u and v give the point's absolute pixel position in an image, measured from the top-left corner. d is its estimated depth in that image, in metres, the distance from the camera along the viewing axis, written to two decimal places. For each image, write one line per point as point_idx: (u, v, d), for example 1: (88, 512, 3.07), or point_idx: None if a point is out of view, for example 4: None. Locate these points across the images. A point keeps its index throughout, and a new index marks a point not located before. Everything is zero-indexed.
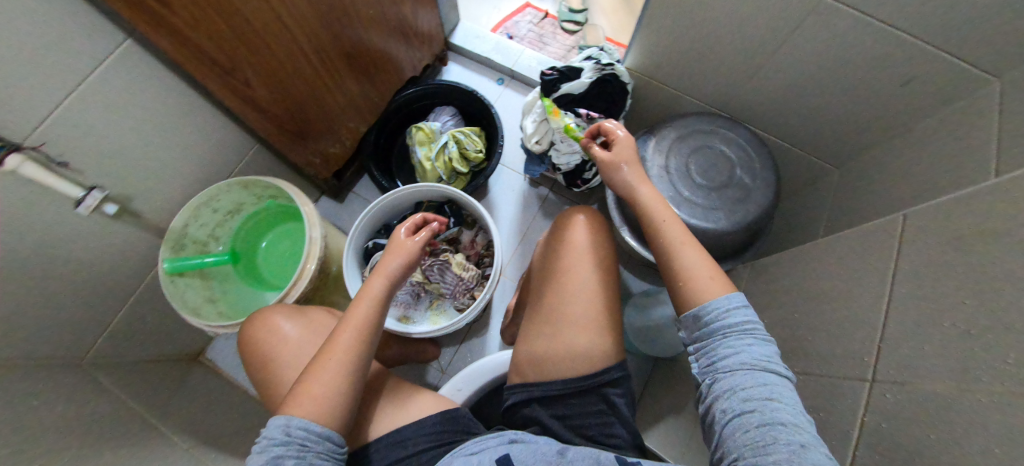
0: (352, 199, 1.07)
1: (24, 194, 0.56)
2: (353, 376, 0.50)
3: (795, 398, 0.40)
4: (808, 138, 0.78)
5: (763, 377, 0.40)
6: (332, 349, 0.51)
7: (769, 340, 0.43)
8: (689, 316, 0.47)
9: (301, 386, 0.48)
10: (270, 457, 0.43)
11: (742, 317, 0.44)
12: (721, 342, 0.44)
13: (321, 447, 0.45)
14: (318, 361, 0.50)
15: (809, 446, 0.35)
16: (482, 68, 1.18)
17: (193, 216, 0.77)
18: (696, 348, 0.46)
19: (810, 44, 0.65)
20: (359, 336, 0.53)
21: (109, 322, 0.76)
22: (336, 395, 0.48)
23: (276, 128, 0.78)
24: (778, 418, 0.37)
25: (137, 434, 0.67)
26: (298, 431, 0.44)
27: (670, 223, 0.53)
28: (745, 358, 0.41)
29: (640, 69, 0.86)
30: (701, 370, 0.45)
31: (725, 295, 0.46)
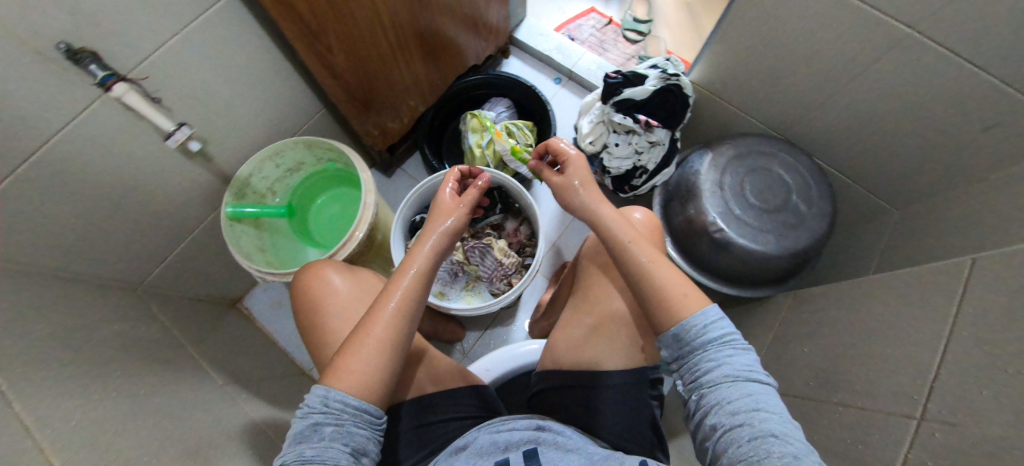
0: (399, 175, 1.13)
1: (118, 121, 0.60)
2: (391, 356, 0.49)
3: (781, 405, 0.40)
4: (869, 174, 0.76)
5: (747, 388, 0.40)
6: (370, 328, 0.50)
7: (748, 348, 0.44)
8: (665, 335, 0.47)
9: (339, 360, 0.48)
10: (310, 423, 0.44)
11: (719, 329, 0.44)
12: (701, 356, 0.44)
13: (358, 416, 0.46)
14: (355, 337, 0.49)
15: (802, 456, 0.35)
16: (541, 65, 1.20)
17: (258, 168, 0.81)
18: (678, 365, 0.46)
19: (887, 77, 0.64)
20: (397, 318, 0.51)
21: (166, 256, 0.80)
22: (372, 373, 0.48)
23: (346, 96, 0.81)
24: (768, 430, 0.37)
25: (177, 363, 0.70)
26: (335, 401, 0.45)
27: (634, 243, 0.52)
28: (728, 372, 0.42)
29: (704, 83, 0.86)
30: (686, 386, 0.45)
31: (698, 310, 0.46)
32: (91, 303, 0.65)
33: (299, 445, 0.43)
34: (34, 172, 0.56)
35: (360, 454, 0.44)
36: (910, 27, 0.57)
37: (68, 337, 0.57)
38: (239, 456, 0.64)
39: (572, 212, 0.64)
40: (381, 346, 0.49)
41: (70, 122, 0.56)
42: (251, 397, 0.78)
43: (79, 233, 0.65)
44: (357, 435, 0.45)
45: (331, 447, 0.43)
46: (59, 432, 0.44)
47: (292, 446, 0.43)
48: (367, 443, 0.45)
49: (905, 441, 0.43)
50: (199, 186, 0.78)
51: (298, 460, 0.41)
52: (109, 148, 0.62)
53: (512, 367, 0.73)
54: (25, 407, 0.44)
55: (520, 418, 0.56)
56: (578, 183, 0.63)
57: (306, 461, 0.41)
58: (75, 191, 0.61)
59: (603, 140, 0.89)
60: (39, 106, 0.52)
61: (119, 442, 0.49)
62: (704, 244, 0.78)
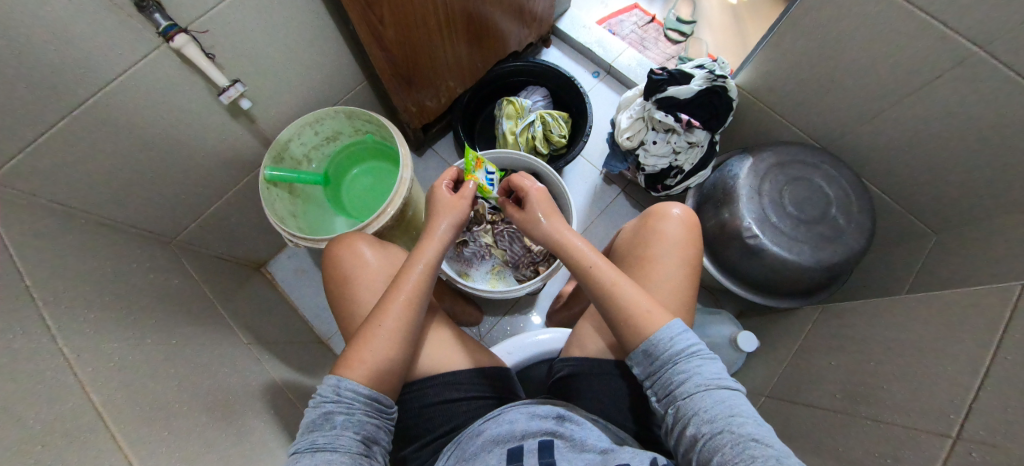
0: (430, 155, 1.14)
1: (170, 73, 0.61)
2: (401, 346, 0.51)
3: (752, 410, 0.42)
4: (911, 193, 0.75)
5: (719, 395, 0.42)
6: (380, 320, 0.51)
7: (714, 359, 0.46)
8: (637, 352, 0.49)
9: (352, 349, 0.50)
10: (322, 411, 0.45)
11: (685, 341, 0.47)
12: (671, 369, 0.46)
13: (368, 406, 0.47)
14: (367, 329, 0.51)
15: (781, 458, 0.36)
16: (580, 58, 1.20)
17: (298, 133, 0.82)
18: (651, 381, 0.48)
19: (943, 95, 0.62)
20: (407, 311, 0.53)
21: (202, 214, 0.81)
22: (382, 363, 0.50)
23: (390, 69, 0.81)
24: (746, 435, 0.38)
25: (206, 317, 0.71)
26: (347, 391, 0.47)
27: (598, 268, 0.54)
28: (699, 381, 0.44)
29: (749, 87, 0.85)
30: (661, 399, 0.46)
31: (664, 326, 0.48)
32: (128, 251, 0.66)
33: (311, 433, 0.44)
34: (87, 117, 0.57)
35: (371, 443, 0.46)
36: (975, 45, 0.55)
37: (108, 281, 0.58)
38: (262, 414, 0.65)
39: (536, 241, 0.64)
40: (390, 338, 0.51)
41: (126, 71, 0.56)
42: (272, 358, 0.79)
43: (121, 181, 0.66)
44: (368, 424, 0.46)
45: (342, 435, 0.44)
46: (100, 371, 0.45)
47: (304, 434, 0.44)
48: (377, 432, 0.47)
49: (937, 458, 0.42)
50: (239, 147, 0.79)
51: (311, 447, 0.43)
52: (159, 101, 0.62)
53: (534, 352, 0.73)
54: (70, 344, 0.45)
55: (542, 405, 0.55)
56: (540, 216, 0.62)
57: (320, 448, 0.43)
58: (123, 140, 0.62)
59: (640, 137, 0.89)
60: (98, 52, 0.53)
61: (153, 387, 0.50)
62: (735, 249, 0.78)
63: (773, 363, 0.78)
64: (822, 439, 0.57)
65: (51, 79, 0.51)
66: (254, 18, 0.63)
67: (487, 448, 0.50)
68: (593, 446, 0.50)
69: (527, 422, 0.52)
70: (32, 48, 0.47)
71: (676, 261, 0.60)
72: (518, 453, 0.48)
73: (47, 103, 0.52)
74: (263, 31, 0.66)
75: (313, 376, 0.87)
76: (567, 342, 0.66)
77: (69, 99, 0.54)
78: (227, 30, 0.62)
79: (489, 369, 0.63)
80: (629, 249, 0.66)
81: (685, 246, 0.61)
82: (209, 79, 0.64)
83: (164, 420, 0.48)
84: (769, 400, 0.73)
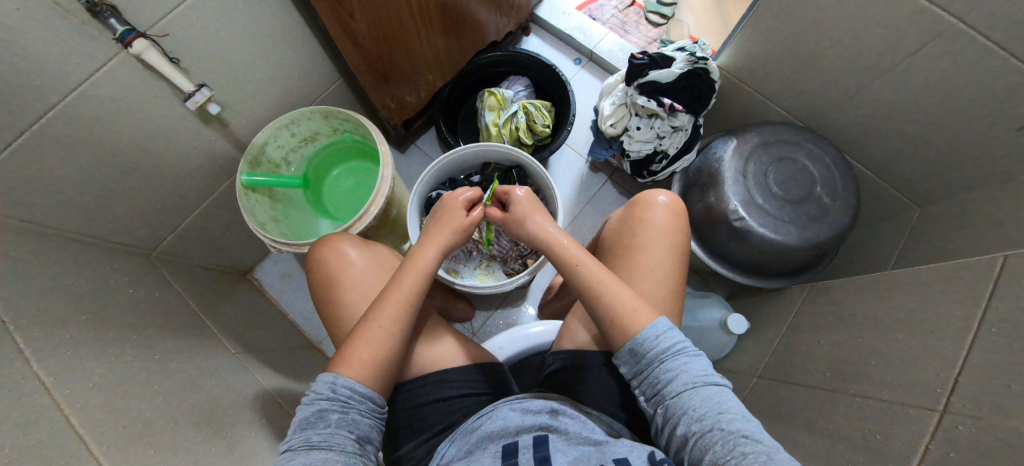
0: (413, 151, 1.12)
1: (132, 80, 0.58)
2: (397, 344, 0.51)
3: (740, 406, 0.43)
4: (894, 168, 0.75)
5: (706, 392, 0.43)
6: (376, 318, 0.51)
7: (699, 355, 0.47)
8: (623, 351, 0.48)
9: (347, 348, 0.49)
10: (317, 409, 0.45)
11: (671, 339, 0.47)
12: (658, 368, 0.46)
13: (363, 404, 0.46)
14: (362, 328, 0.50)
15: (771, 454, 0.37)
16: (561, 45, 1.18)
17: (274, 136, 0.80)
18: (638, 381, 0.47)
19: (925, 68, 0.62)
20: (402, 310, 0.52)
21: (180, 223, 0.79)
22: (380, 361, 0.49)
23: (365, 66, 0.79)
24: (736, 432, 0.39)
25: (192, 329, 0.70)
26: (342, 388, 0.46)
27: (583, 265, 0.54)
28: (687, 379, 0.44)
29: (731, 68, 0.84)
30: (649, 399, 0.46)
31: (650, 322, 0.48)
32: (104, 266, 0.64)
33: (305, 431, 0.44)
34: (49, 130, 0.54)
35: (365, 442, 0.45)
36: (954, 16, 0.55)
37: (84, 299, 0.56)
38: (254, 424, 0.65)
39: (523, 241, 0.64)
40: (386, 337, 0.50)
41: (87, 80, 0.54)
42: (263, 366, 0.78)
43: (91, 195, 0.63)
44: (362, 423, 0.46)
45: (337, 433, 0.43)
46: (80, 392, 0.44)
47: (298, 431, 0.44)
48: (371, 431, 0.46)
49: (925, 433, 0.43)
50: (212, 152, 0.76)
51: (305, 445, 0.42)
52: (124, 108, 0.60)
53: (526, 346, 0.73)
54: (46, 366, 0.43)
55: (536, 399, 0.54)
56: (524, 216, 0.63)
57: (314, 447, 0.42)
58: (90, 151, 0.60)
59: (624, 123, 0.88)
60: (54, 61, 0.50)
61: (137, 405, 0.49)
62: (722, 233, 0.78)
63: (763, 343, 0.79)
64: (814, 418, 0.57)
65: (6, 92, 0.49)
66: (219, 18, 0.61)
67: (482, 445, 0.50)
68: (588, 438, 0.50)
69: (521, 418, 0.51)
70: None
71: (665, 248, 0.60)
72: (512, 449, 0.48)
73: (5, 118, 0.50)
74: (230, 31, 0.63)
75: (306, 381, 0.86)
76: (557, 335, 0.66)
77: (27, 112, 0.52)
78: (191, 31, 0.59)
79: (480, 364, 0.62)
80: (618, 237, 0.65)
81: (675, 232, 0.61)
82: (174, 84, 0.61)
83: (151, 439, 0.47)
84: (761, 380, 0.73)
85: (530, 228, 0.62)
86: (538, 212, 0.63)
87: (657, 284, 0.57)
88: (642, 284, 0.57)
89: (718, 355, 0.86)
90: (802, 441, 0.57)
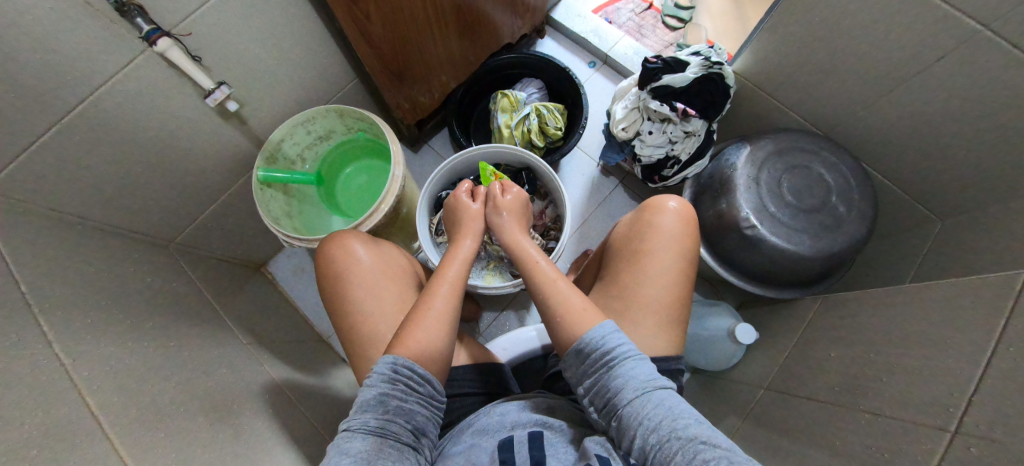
0: (426, 151, 1.14)
1: (156, 77, 0.60)
2: (448, 329, 0.52)
3: (693, 409, 0.42)
4: (914, 179, 0.73)
5: (655, 397, 0.42)
6: (427, 306, 0.53)
7: (645, 359, 0.46)
8: (570, 356, 0.49)
9: (403, 333, 0.50)
10: (378, 392, 0.45)
11: (616, 342, 0.46)
12: (605, 376, 0.45)
13: (421, 392, 0.47)
14: (416, 314, 0.52)
15: (726, 458, 0.36)
16: (576, 48, 1.19)
17: (290, 133, 0.82)
18: (588, 390, 0.47)
19: (948, 77, 0.60)
20: (451, 296, 0.55)
21: (198, 216, 0.82)
22: (435, 343, 0.50)
23: (381, 66, 0.80)
24: (691, 439, 0.38)
25: (206, 318, 0.72)
26: (404, 371, 0.46)
27: (540, 266, 0.57)
28: (636, 386, 0.43)
29: (747, 74, 0.83)
30: (601, 410, 0.45)
31: (597, 325, 0.49)
32: (124, 255, 0.67)
33: (366, 414, 0.43)
34: (78, 123, 0.57)
35: (419, 435, 0.45)
36: (980, 23, 0.53)
37: (105, 286, 0.58)
38: (262, 413, 0.66)
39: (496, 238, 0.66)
40: (438, 322, 0.52)
41: (114, 76, 0.57)
42: (272, 357, 0.80)
43: (115, 185, 0.66)
44: (418, 415, 0.46)
45: (396, 422, 0.43)
46: (97, 374, 0.46)
47: (358, 413, 0.43)
48: (426, 423, 0.46)
49: (936, 453, 0.41)
50: (231, 148, 0.79)
51: (364, 429, 0.42)
52: (147, 104, 0.62)
53: (529, 348, 0.73)
54: (66, 348, 0.45)
55: (537, 398, 0.55)
56: (500, 212, 0.65)
57: (373, 432, 0.42)
58: (114, 143, 0.63)
59: (636, 127, 0.87)
60: (84, 59, 0.53)
61: (150, 388, 0.51)
62: (733, 240, 0.77)
63: (772, 354, 0.77)
64: (820, 433, 0.56)
65: (38, 86, 0.51)
66: (239, 18, 0.63)
67: (476, 437, 0.51)
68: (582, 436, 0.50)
69: (518, 414, 0.52)
70: (14, 55, 0.47)
71: (672, 255, 0.59)
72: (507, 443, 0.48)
73: (34, 111, 0.52)
74: (249, 31, 0.65)
75: (315, 374, 0.88)
76: None
77: (58, 106, 0.54)
78: (212, 31, 0.61)
79: (480, 364, 0.62)
80: (624, 242, 0.64)
81: (684, 238, 0.61)
82: (195, 81, 0.64)
83: (162, 421, 0.48)
84: (768, 392, 0.72)
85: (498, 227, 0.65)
86: (510, 215, 0.66)
87: (662, 290, 0.57)
88: (647, 290, 0.57)
89: (726, 366, 0.85)
90: (808, 456, 0.55)
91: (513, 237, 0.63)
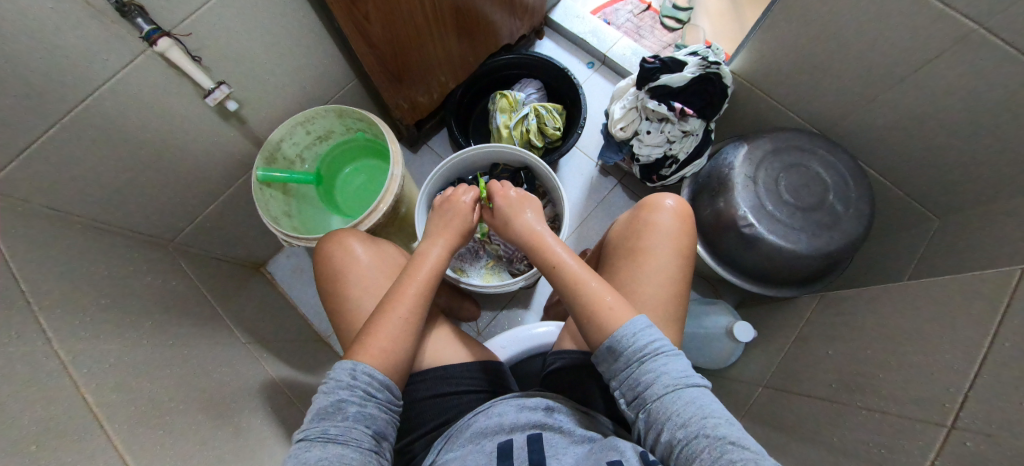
0: (425, 151, 1.14)
1: (156, 76, 0.61)
2: (411, 334, 0.51)
3: (724, 408, 0.43)
4: (911, 177, 0.73)
5: (687, 394, 0.43)
6: (392, 310, 0.52)
7: (679, 356, 0.47)
8: (602, 347, 0.49)
9: (366, 337, 0.50)
10: (336, 399, 0.45)
11: (650, 338, 0.47)
12: (637, 369, 0.46)
13: (381, 396, 0.47)
14: (380, 318, 0.51)
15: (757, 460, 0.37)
16: (575, 49, 1.19)
17: (289, 133, 0.82)
18: (618, 381, 0.47)
19: (944, 76, 0.60)
20: (416, 301, 0.54)
21: (198, 216, 0.82)
22: (398, 350, 0.50)
23: (380, 66, 0.81)
24: (723, 439, 0.39)
25: (205, 317, 0.73)
26: (363, 376, 0.47)
27: (562, 263, 0.56)
28: (668, 382, 0.44)
29: (744, 73, 0.84)
30: (630, 403, 0.46)
31: (629, 320, 0.49)
32: (124, 254, 0.67)
33: (322, 421, 0.44)
34: (78, 122, 0.57)
35: (381, 438, 0.46)
36: (974, 21, 0.53)
37: (105, 284, 0.59)
38: (261, 411, 0.66)
39: (511, 236, 0.65)
40: (403, 328, 0.51)
41: (115, 75, 0.57)
42: (271, 356, 0.80)
43: (114, 185, 0.66)
44: (379, 418, 0.46)
45: (354, 428, 0.44)
46: (96, 372, 0.46)
47: (315, 421, 0.44)
48: (387, 427, 0.47)
49: (932, 448, 0.41)
50: (231, 147, 0.79)
51: (322, 437, 0.42)
52: (147, 103, 0.63)
53: (529, 346, 0.73)
54: (65, 345, 0.45)
55: (532, 397, 0.55)
56: (515, 212, 0.65)
57: (330, 439, 0.42)
58: (115, 143, 0.63)
59: (634, 127, 0.88)
60: (84, 58, 0.53)
61: (149, 386, 0.51)
62: (731, 239, 0.77)
63: (770, 352, 0.77)
64: (818, 430, 0.56)
65: (37, 85, 0.51)
66: (239, 18, 0.63)
67: (475, 440, 0.50)
68: (581, 435, 0.50)
69: (517, 415, 0.52)
70: (15, 54, 0.48)
71: (670, 252, 0.59)
72: (506, 445, 0.48)
73: (35, 110, 0.53)
74: (249, 31, 0.66)
75: (314, 373, 0.88)
76: (559, 336, 0.66)
77: (59, 105, 0.55)
78: (213, 30, 0.62)
79: (479, 361, 0.62)
80: (623, 240, 0.64)
81: (681, 236, 0.61)
82: (195, 81, 0.64)
83: (160, 418, 0.48)
84: (766, 390, 0.72)
85: (517, 226, 0.63)
86: (528, 210, 0.65)
87: (660, 288, 0.57)
88: (645, 288, 0.57)
89: (724, 364, 0.85)
90: (805, 453, 0.55)
91: (534, 232, 0.62)
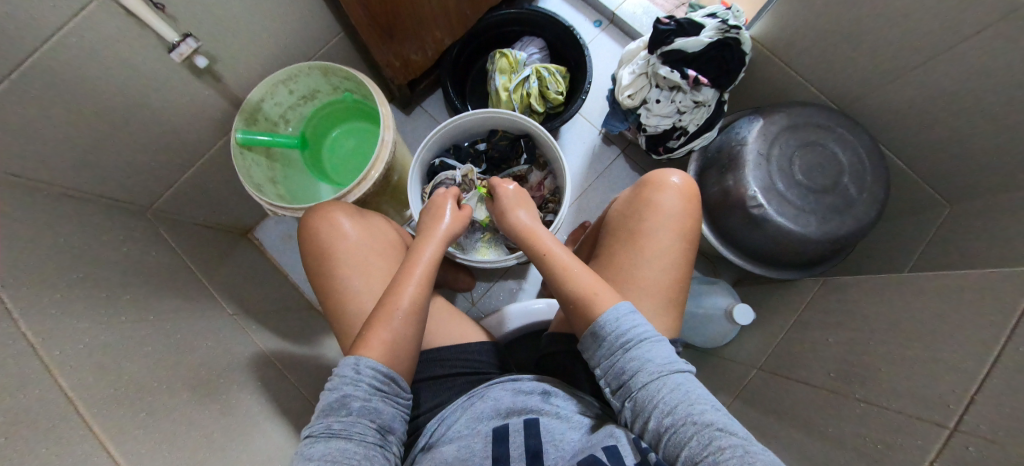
0: (419, 114, 1.08)
1: (111, 25, 0.54)
2: (414, 327, 0.49)
3: (708, 393, 0.42)
4: (930, 159, 0.69)
5: (672, 381, 0.42)
6: (392, 302, 0.49)
7: (663, 341, 0.45)
8: (586, 335, 0.47)
9: (368, 332, 0.47)
10: (340, 395, 0.43)
11: (632, 323, 0.45)
12: (621, 356, 0.44)
13: (387, 389, 0.45)
14: (381, 310, 0.49)
15: (744, 445, 0.36)
16: (582, 5, 1.10)
17: (270, 92, 0.76)
18: (602, 369, 0.46)
19: (985, 52, 0.55)
20: (419, 291, 0.51)
21: (176, 181, 0.77)
22: (403, 342, 0.48)
23: (368, 19, 0.73)
24: (710, 425, 0.38)
25: (190, 288, 0.70)
26: (367, 370, 0.45)
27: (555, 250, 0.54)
28: (652, 369, 0.43)
29: (765, 40, 0.77)
30: (615, 391, 0.45)
31: (612, 306, 0.47)
32: (98, 223, 0.63)
33: (327, 417, 0.42)
34: (28, 78, 0.51)
35: (387, 432, 0.44)
36: None
37: (77, 257, 0.55)
38: (251, 386, 0.65)
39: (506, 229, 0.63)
40: (407, 321, 0.49)
41: (65, 25, 0.50)
42: (260, 328, 0.78)
43: (79, 148, 0.61)
44: (383, 412, 0.44)
45: (359, 422, 0.42)
46: (70, 354, 0.43)
47: (321, 418, 0.42)
48: (393, 420, 0.45)
49: (932, 449, 0.41)
50: (207, 107, 0.73)
51: (326, 433, 0.41)
52: (105, 56, 0.56)
53: (524, 324, 0.72)
54: (35, 327, 0.43)
55: (529, 380, 0.54)
56: (509, 208, 0.63)
57: (336, 435, 0.41)
58: (74, 101, 0.57)
59: (643, 95, 0.82)
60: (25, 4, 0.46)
61: (129, 367, 0.49)
62: (737, 219, 0.74)
63: (767, 333, 0.77)
64: (813, 418, 0.56)
65: None
66: None
67: (470, 425, 0.50)
68: (579, 422, 0.50)
69: (513, 400, 0.51)
70: None
71: (671, 234, 0.56)
72: (502, 432, 0.48)
73: None
74: None
75: (306, 344, 0.87)
76: (555, 317, 0.64)
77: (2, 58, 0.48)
78: None
79: (473, 342, 0.60)
80: (622, 219, 0.61)
81: (685, 216, 0.58)
82: (158, 32, 0.57)
83: (141, 400, 0.47)
84: (761, 372, 0.72)
85: (511, 221, 0.62)
86: (522, 207, 0.63)
87: (659, 272, 0.55)
88: (643, 273, 0.55)
89: (719, 343, 0.85)
90: (799, 440, 0.56)
91: (527, 228, 0.60)
